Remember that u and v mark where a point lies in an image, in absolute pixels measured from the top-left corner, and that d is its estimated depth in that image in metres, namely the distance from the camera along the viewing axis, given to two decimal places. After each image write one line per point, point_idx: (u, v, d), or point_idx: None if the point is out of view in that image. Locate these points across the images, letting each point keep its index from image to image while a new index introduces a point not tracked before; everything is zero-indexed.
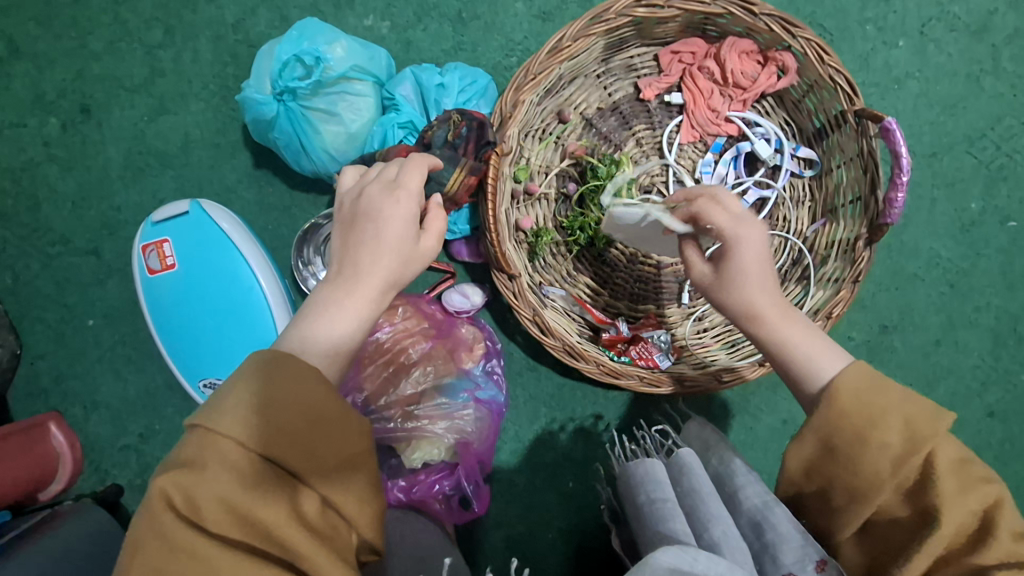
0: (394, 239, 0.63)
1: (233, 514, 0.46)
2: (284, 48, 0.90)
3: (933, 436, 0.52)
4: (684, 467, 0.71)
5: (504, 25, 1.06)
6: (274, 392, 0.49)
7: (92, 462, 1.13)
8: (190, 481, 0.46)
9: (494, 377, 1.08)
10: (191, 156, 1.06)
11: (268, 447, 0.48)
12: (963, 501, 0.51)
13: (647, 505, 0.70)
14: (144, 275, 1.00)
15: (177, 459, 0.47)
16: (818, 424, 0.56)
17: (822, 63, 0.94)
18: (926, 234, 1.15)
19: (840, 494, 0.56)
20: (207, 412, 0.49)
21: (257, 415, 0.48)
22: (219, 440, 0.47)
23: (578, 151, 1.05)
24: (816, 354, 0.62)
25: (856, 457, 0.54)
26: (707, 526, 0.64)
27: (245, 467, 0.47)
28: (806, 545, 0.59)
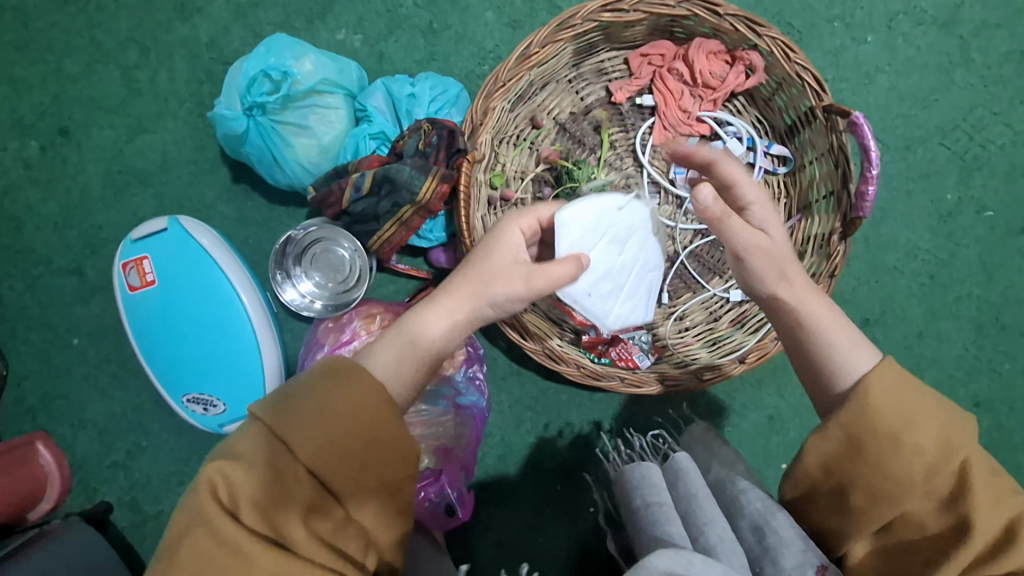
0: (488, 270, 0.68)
1: (272, 511, 0.50)
2: (251, 64, 0.91)
3: (967, 443, 0.55)
4: (681, 473, 0.74)
5: (475, 35, 1.07)
6: (333, 405, 0.53)
7: (80, 480, 1.13)
8: (235, 472, 0.50)
9: (476, 382, 1.05)
10: (170, 174, 1.07)
11: (316, 459, 0.51)
12: (993, 513, 0.52)
13: (644, 509, 0.72)
14: (125, 292, 1.01)
15: (235, 449, 0.52)
16: (845, 419, 0.58)
17: (789, 61, 0.95)
18: (903, 226, 1.16)
19: (862, 495, 0.57)
20: (269, 408, 0.53)
21: (310, 425, 0.52)
22: (275, 441, 0.52)
23: (552, 156, 1.06)
24: (846, 350, 0.62)
25: (884, 458, 0.55)
26: (703, 530, 0.66)
27: (292, 475, 0.51)
28: (805, 550, 0.61)
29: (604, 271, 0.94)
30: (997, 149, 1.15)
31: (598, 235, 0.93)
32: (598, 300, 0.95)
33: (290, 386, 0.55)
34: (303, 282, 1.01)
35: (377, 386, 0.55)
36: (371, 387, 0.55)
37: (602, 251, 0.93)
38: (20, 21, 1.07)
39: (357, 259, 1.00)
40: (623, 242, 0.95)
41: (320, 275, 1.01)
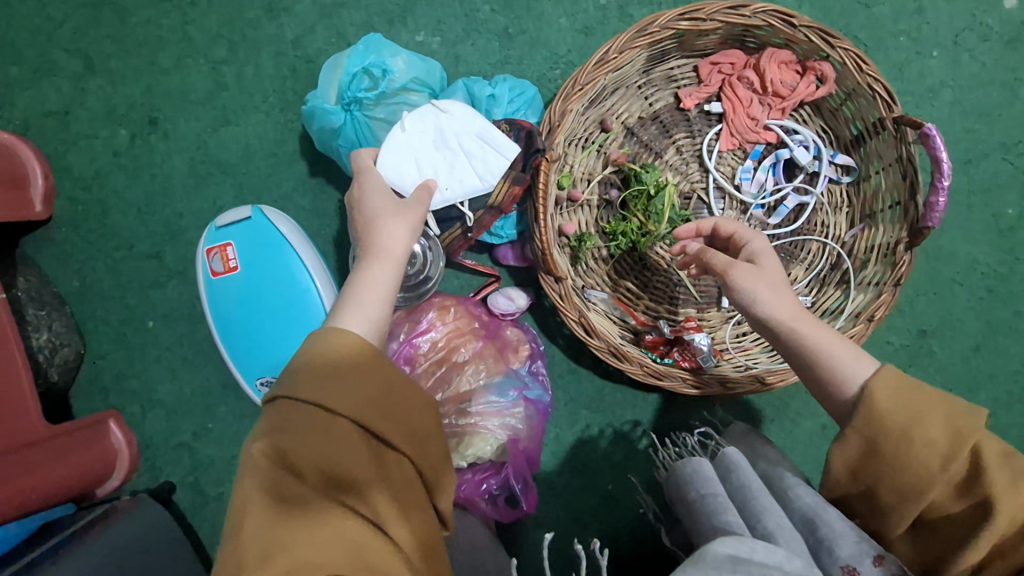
0: (380, 216, 0.78)
1: (326, 467, 0.56)
2: (352, 60, 0.95)
3: (975, 430, 0.58)
4: (733, 467, 0.78)
5: (549, 40, 1.11)
6: (359, 369, 0.60)
7: (148, 458, 1.17)
8: (287, 444, 0.56)
9: (539, 378, 1.08)
10: (250, 165, 1.12)
11: (358, 415, 0.58)
12: (1012, 495, 0.56)
13: (698, 501, 0.75)
14: (207, 276, 1.04)
15: (270, 427, 0.57)
16: (859, 423, 0.63)
17: (862, 72, 0.98)
18: (964, 239, 1.17)
19: (888, 490, 0.62)
20: (300, 383, 0.59)
21: (346, 387, 0.59)
22: (312, 407, 0.58)
23: (620, 158, 1.09)
24: (842, 359, 0.67)
25: (899, 453, 0.60)
26: (760, 518, 0.69)
27: (334, 430, 0.57)
28: (861, 541, 0.64)
29: (448, 168, 0.93)
30: None
31: (413, 150, 0.92)
32: (481, 171, 0.94)
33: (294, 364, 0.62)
34: None
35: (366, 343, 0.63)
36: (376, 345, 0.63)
37: (434, 157, 0.92)
38: (117, 16, 1.13)
39: (428, 253, 1.00)
40: (441, 132, 0.93)
41: None
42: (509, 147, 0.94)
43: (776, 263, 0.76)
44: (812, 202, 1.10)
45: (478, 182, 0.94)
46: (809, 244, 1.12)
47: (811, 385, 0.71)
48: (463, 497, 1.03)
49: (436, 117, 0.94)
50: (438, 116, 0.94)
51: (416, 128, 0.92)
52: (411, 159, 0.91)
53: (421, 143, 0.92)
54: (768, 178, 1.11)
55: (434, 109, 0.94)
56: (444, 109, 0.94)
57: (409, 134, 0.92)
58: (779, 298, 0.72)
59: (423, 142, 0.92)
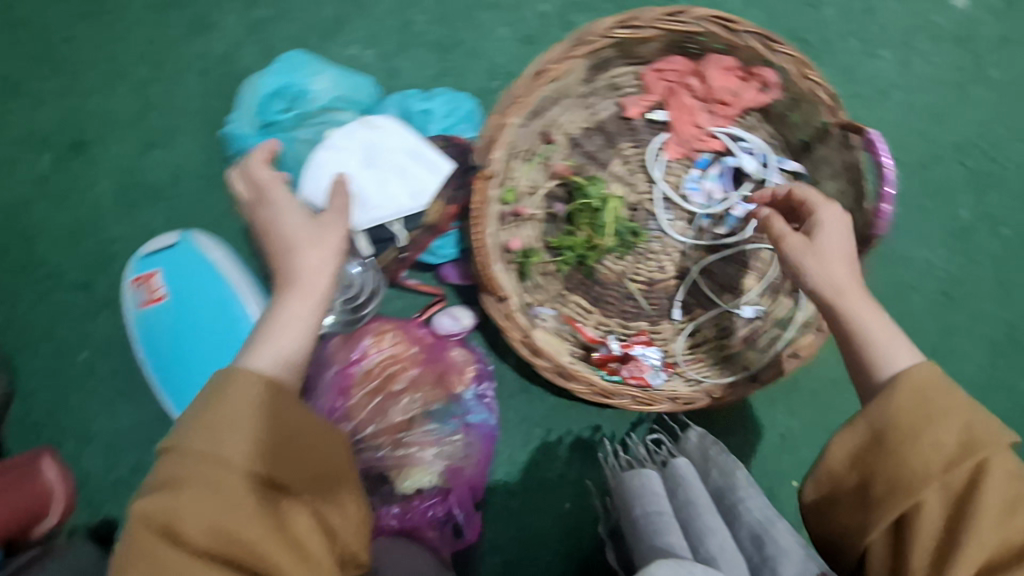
0: (297, 237, 0.74)
1: (213, 521, 0.52)
2: (266, 81, 0.91)
3: (989, 446, 0.55)
4: (681, 481, 0.78)
5: (489, 50, 1.07)
6: (253, 411, 0.57)
7: (84, 496, 1.11)
8: (170, 501, 0.52)
9: (486, 401, 1.07)
10: (181, 189, 1.07)
11: (251, 461, 0.55)
12: (1008, 518, 0.52)
13: (643, 518, 0.75)
14: (135, 309, 0.99)
15: (156, 483, 0.54)
16: (873, 411, 0.60)
17: (805, 77, 0.94)
18: (918, 243, 1.14)
19: (881, 485, 0.58)
20: (185, 434, 0.55)
21: (239, 432, 0.56)
22: (200, 458, 0.54)
23: (564, 171, 1.07)
24: (883, 342, 0.64)
25: (904, 447, 0.57)
26: (703, 539, 0.68)
27: (227, 480, 0.53)
28: (806, 559, 0.63)
29: (378, 185, 0.87)
30: (1013, 166, 1.15)
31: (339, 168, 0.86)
32: (412, 189, 0.88)
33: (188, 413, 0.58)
34: None
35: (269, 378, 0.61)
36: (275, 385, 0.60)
37: (362, 175, 0.87)
38: (37, 36, 1.08)
39: (366, 275, 0.96)
40: (369, 148, 0.88)
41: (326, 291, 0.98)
42: (442, 164, 0.89)
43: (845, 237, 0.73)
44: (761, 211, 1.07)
45: (409, 200, 0.88)
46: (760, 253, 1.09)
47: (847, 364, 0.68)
48: (410, 526, 0.99)
49: (364, 133, 0.89)
50: (366, 133, 0.89)
51: (343, 146, 0.87)
52: (340, 176, 0.86)
53: (348, 160, 0.87)
54: (716, 187, 1.09)
55: (362, 126, 0.89)
56: (374, 125, 0.89)
57: (334, 153, 0.87)
58: (840, 271, 0.69)
59: (350, 159, 0.87)
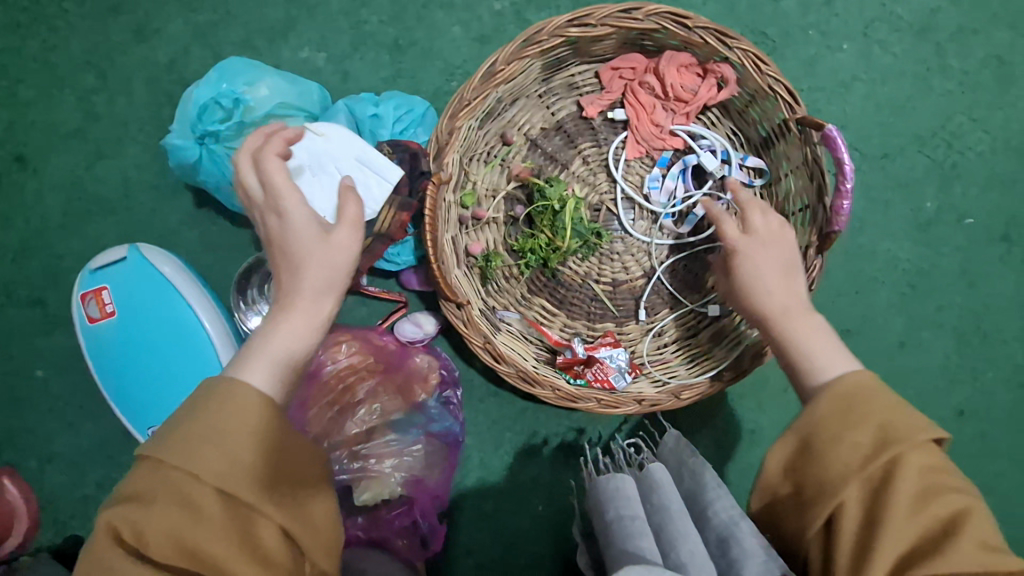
0: (304, 247, 0.67)
1: (181, 539, 0.49)
2: (201, 91, 0.89)
3: (904, 441, 0.53)
4: (655, 485, 0.74)
5: (443, 50, 1.04)
6: (231, 424, 0.53)
7: (48, 515, 1.08)
8: (136, 515, 0.50)
9: (451, 407, 1.06)
10: (132, 201, 1.04)
11: (224, 481, 0.51)
12: (922, 508, 0.51)
13: (616, 522, 0.71)
14: (85, 325, 0.97)
15: (127, 492, 0.51)
16: (801, 423, 0.59)
17: (761, 72, 0.93)
18: (883, 235, 1.14)
19: (810, 491, 0.57)
20: (160, 444, 0.52)
21: (214, 448, 0.52)
22: (171, 471, 0.51)
23: (523, 173, 1.05)
24: (819, 354, 0.63)
25: (825, 449, 0.56)
26: (674, 545, 0.66)
27: (198, 501, 0.50)
28: (768, 561, 0.59)
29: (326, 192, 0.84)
30: (976, 156, 1.14)
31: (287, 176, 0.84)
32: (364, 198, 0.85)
33: (174, 418, 0.55)
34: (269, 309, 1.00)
35: (257, 390, 0.56)
36: (259, 398, 0.55)
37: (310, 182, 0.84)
38: None
39: None
40: (316, 155, 0.85)
41: None
42: (391, 170, 0.87)
43: (791, 255, 0.75)
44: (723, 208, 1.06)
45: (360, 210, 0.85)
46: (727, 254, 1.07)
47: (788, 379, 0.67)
48: (378, 537, 0.98)
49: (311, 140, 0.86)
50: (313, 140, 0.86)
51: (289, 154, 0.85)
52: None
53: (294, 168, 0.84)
54: (678, 185, 1.07)
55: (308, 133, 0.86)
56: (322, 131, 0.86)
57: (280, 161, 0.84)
58: (773, 287, 0.72)
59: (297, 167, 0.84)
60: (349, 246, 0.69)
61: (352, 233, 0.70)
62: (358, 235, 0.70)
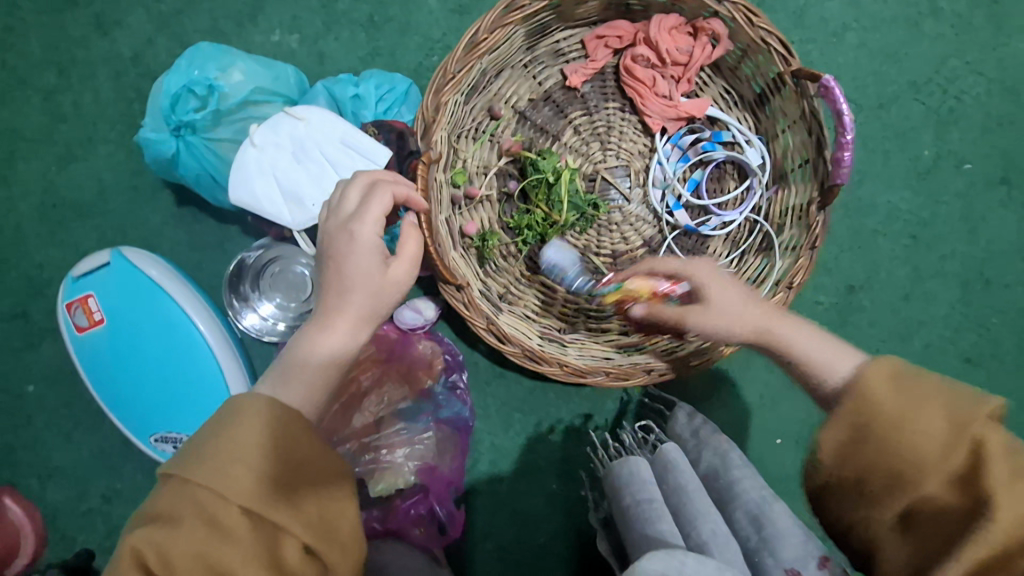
0: (360, 269, 0.67)
1: (207, 559, 0.50)
2: (171, 79, 0.85)
3: (980, 423, 0.53)
4: (670, 467, 0.78)
5: (420, 24, 1.00)
6: (251, 443, 0.53)
7: (54, 531, 1.05)
8: (163, 536, 0.50)
9: (458, 392, 1.04)
10: (109, 203, 1.00)
11: (247, 500, 0.51)
12: (1013, 491, 0.51)
13: (634, 506, 0.73)
14: (72, 335, 0.94)
15: (154, 513, 0.52)
16: (850, 406, 0.58)
17: (753, 26, 0.90)
18: (882, 187, 1.12)
19: (878, 481, 0.57)
20: (185, 464, 0.53)
21: (235, 467, 0.52)
22: (194, 491, 0.51)
23: (513, 147, 1.02)
24: (829, 359, 0.66)
25: (894, 439, 0.55)
26: (696, 525, 0.68)
27: (221, 520, 0.50)
28: (806, 542, 0.65)
29: (317, 182, 0.83)
30: (972, 100, 1.12)
31: (275, 169, 0.83)
32: None
33: (196, 437, 0.55)
34: (262, 304, 0.96)
35: (281, 409, 0.56)
36: (282, 418, 0.55)
37: (299, 173, 0.83)
38: None
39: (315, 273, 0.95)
40: (301, 143, 0.84)
41: (282, 295, 0.96)
42: (378, 151, 0.84)
43: (738, 291, 0.76)
44: (738, 220, 1.04)
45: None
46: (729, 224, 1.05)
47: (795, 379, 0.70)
48: (395, 527, 0.96)
49: (293, 127, 0.84)
50: (297, 127, 0.84)
51: (274, 145, 0.83)
52: (269, 176, 0.83)
53: (283, 160, 0.83)
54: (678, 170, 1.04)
55: (289, 120, 0.84)
56: (305, 116, 0.84)
57: (267, 154, 0.83)
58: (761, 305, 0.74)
59: (283, 158, 0.83)
60: (401, 281, 0.70)
61: (409, 272, 0.71)
62: (413, 274, 0.71)
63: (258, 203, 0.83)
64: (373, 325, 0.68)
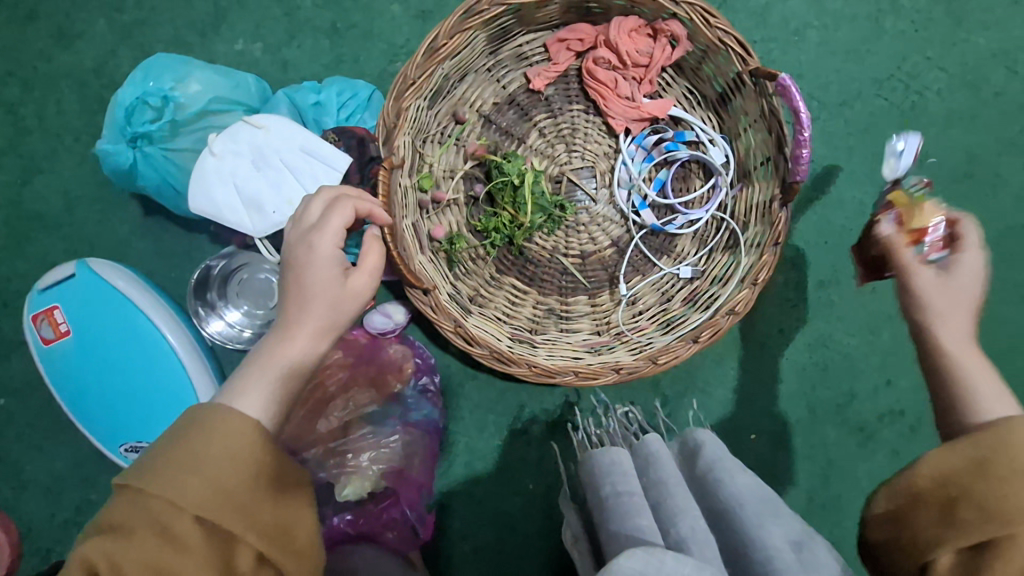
0: (319, 280, 0.67)
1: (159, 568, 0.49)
2: (127, 91, 0.85)
3: None
4: (652, 461, 0.78)
5: (384, 30, 1.00)
6: (212, 453, 0.53)
7: (30, 544, 1.05)
8: (116, 546, 0.50)
9: (429, 395, 1.05)
10: (76, 214, 1.00)
11: (205, 510, 0.51)
12: None
13: (613, 497, 0.73)
14: (39, 346, 0.94)
15: (108, 522, 0.51)
16: (987, 440, 0.52)
17: (710, 26, 0.91)
18: (848, 182, 1.13)
19: (973, 508, 0.50)
20: (141, 473, 0.52)
21: (194, 477, 0.52)
22: (150, 501, 0.51)
23: (479, 151, 1.02)
24: (987, 393, 0.56)
25: (1015, 480, 0.49)
26: (675, 521, 0.68)
27: (177, 532, 0.50)
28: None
29: (276, 188, 0.84)
30: (934, 95, 1.13)
31: (234, 176, 0.84)
32: (311, 188, 0.83)
33: (154, 446, 0.55)
34: (228, 311, 0.98)
35: (245, 418, 0.56)
36: (245, 427, 0.55)
37: (258, 180, 0.84)
38: None
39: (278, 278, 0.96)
40: (260, 151, 0.84)
41: (248, 303, 0.97)
42: (337, 157, 0.84)
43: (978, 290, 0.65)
44: (704, 218, 1.05)
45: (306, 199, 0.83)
46: (698, 222, 1.06)
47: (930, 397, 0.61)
48: (367, 531, 0.97)
49: (253, 135, 0.84)
50: (257, 134, 0.84)
51: (233, 152, 0.84)
52: (229, 184, 0.84)
53: (242, 167, 0.84)
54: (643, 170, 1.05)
55: (248, 128, 0.85)
56: (264, 124, 0.85)
57: (226, 162, 0.84)
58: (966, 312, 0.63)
59: (242, 165, 0.84)
60: (363, 291, 0.70)
61: (369, 283, 0.71)
62: (374, 285, 0.72)
63: (218, 210, 0.84)
64: (333, 335, 0.67)
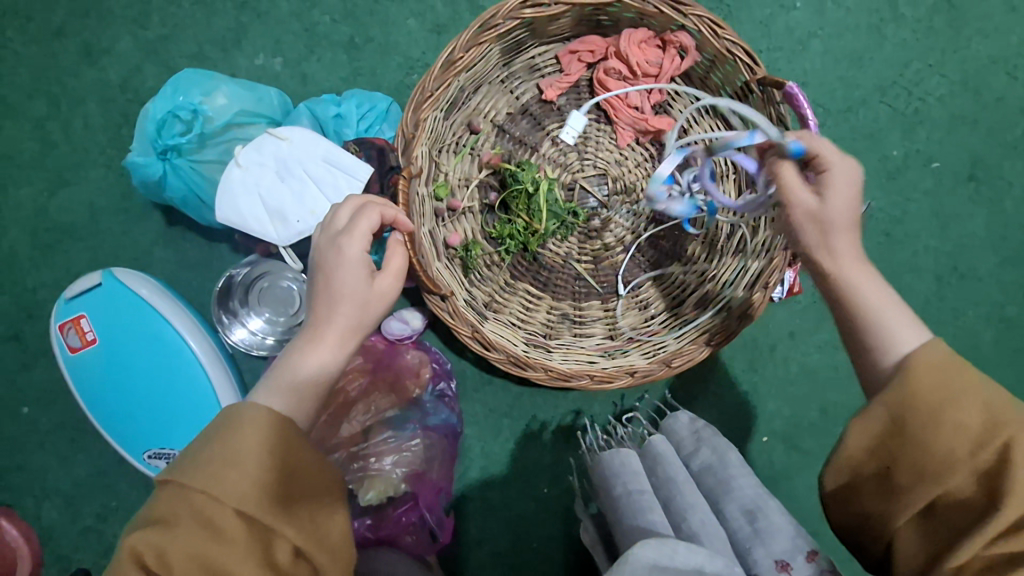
0: (347, 283, 0.69)
1: (203, 560, 0.51)
2: (157, 105, 0.88)
3: (1014, 422, 0.51)
4: (659, 459, 0.81)
5: (400, 43, 1.03)
6: (246, 449, 0.54)
7: (50, 552, 1.06)
8: (161, 539, 0.52)
9: (446, 399, 1.07)
10: (100, 226, 1.03)
11: (244, 504, 0.52)
12: None
13: (625, 497, 0.76)
14: (65, 355, 0.95)
15: (152, 517, 0.53)
16: (892, 399, 0.55)
17: (718, 37, 0.93)
18: None
19: (906, 473, 0.54)
20: (182, 468, 0.54)
21: (232, 472, 0.53)
22: (192, 495, 0.52)
23: (493, 160, 1.05)
24: (894, 322, 0.60)
25: (925, 434, 0.53)
26: (686, 516, 0.72)
27: (218, 524, 0.52)
28: (796, 538, 0.69)
29: (300, 198, 0.86)
30: (936, 101, 1.16)
31: (259, 186, 0.86)
32: (334, 198, 0.86)
33: (192, 444, 0.56)
34: (251, 319, 0.99)
35: (270, 414, 0.57)
36: (276, 425, 0.57)
37: (282, 190, 0.86)
38: None
39: (300, 287, 0.99)
40: (284, 162, 0.87)
41: (270, 310, 0.99)
42: (358, 167, 0.87)
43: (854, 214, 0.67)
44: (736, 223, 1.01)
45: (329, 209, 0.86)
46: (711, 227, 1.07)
47: (846, 340, 0.64)
48: (387, 535, 0.99)
49: (276, 146, 0.87)
50: (279, 145, 0.87)
51: (257, 164, 0.86)
52: (253, 194, 0.86)
53: (266, 178, 0.87)
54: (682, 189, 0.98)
55: (271, 140, 0.87)
56: (285, 135, 0.87)
57: (249, 172, 0.86)
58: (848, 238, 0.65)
59: (267, 176, 0.87)
60: (385, 292, 0.72)
61: (393, 285, 0.73)
62: (398, 287, 0.74)
63: (243, 219, 0.86)
64: (359, 337, 0.69)
